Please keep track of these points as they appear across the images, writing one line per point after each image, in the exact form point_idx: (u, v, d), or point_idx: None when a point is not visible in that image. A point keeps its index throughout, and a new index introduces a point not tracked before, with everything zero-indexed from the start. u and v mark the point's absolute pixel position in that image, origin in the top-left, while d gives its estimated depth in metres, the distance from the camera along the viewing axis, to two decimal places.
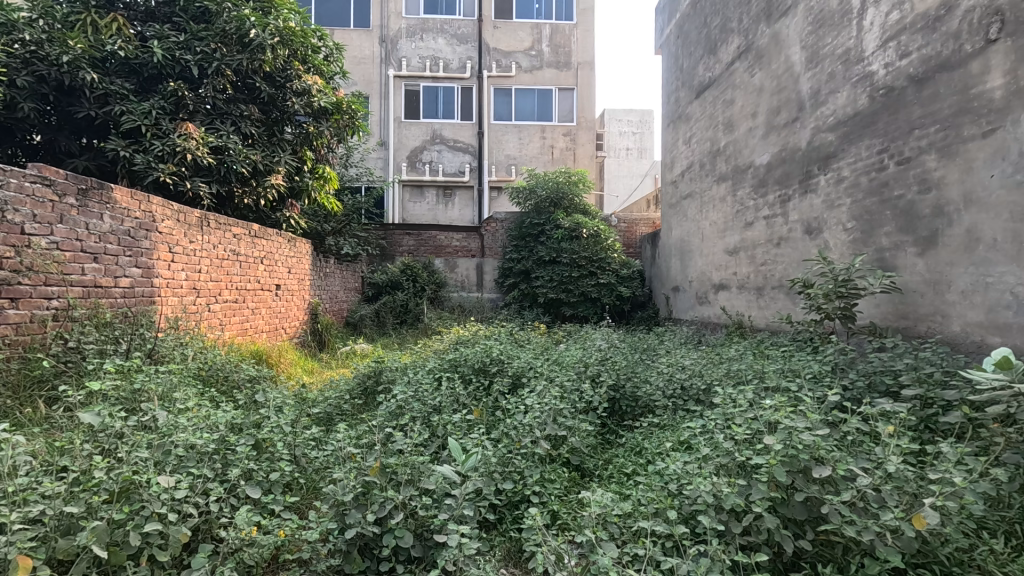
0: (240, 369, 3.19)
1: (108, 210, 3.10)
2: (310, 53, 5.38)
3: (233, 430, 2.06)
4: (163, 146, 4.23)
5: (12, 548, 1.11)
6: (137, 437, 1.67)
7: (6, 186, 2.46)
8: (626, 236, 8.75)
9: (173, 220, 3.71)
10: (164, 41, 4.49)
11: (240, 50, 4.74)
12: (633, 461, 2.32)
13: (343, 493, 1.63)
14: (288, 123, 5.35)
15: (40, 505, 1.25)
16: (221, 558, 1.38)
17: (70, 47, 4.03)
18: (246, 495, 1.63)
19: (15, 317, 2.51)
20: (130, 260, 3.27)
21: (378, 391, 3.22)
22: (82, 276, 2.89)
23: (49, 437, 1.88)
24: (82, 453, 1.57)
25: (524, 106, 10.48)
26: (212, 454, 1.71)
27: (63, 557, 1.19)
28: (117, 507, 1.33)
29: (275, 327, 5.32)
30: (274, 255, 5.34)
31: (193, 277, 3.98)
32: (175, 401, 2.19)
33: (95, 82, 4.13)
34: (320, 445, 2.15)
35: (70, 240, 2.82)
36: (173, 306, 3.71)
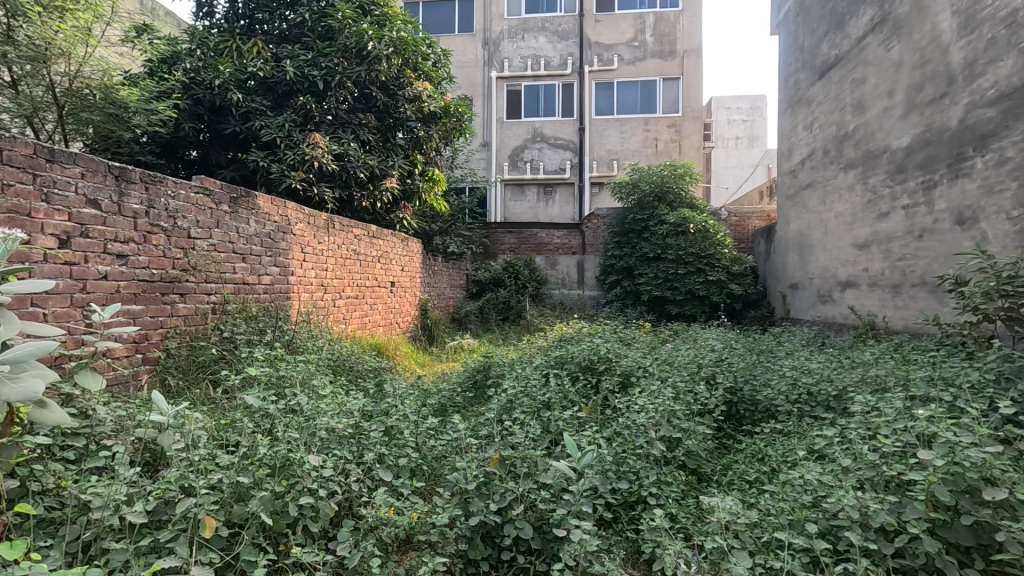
0: (363, 360, 3.43)
1: (254, 215, 3.49)
2: (421, 61, 5.64)
3: (365, 416, 2.23)
4: (295, 155, 4.65)
5: (200, 509, 1.27)
6: (289, 419, 1.85)
7: (177, 196, 2.84)
8: (737, 231, 8.27)
9: (305, 223, 4.08)
10: (296, 60, 4.94)
11: (359, 62, 5.07)
12: (756, 469, 2.19)
13: (466, 481, 1.71)
14: (400, 128, 5.66)
15: (219, 474, 1.40)
16: (362, 533, 1.49)
17: (220, 72, 4.57)
18: (380, 477, 1.74)
19: (184, 309, 2.87)
20: (271, 260, 3.65)
21: (487, 385, 3.32)
22: (233, 274, 3.27)
23: (215, 413, 2.16)
24: (246, 430, 1.77)
25: (626, 98, 10.25)
26: (350, 438, 1.85)
27: (237, 520, 1.34)
28: (278, 481, 1.47)
29: (389, 322, 5.67)
30: (389, 253, 5.69)
31: (321, 275, 4.35)
32: (314, 386, 2.41)
33: (239, 101, 4.64)
34: (439, 434, 2.26)
35: (225, 243, 3.21)
36: (305, 302, 4.09)
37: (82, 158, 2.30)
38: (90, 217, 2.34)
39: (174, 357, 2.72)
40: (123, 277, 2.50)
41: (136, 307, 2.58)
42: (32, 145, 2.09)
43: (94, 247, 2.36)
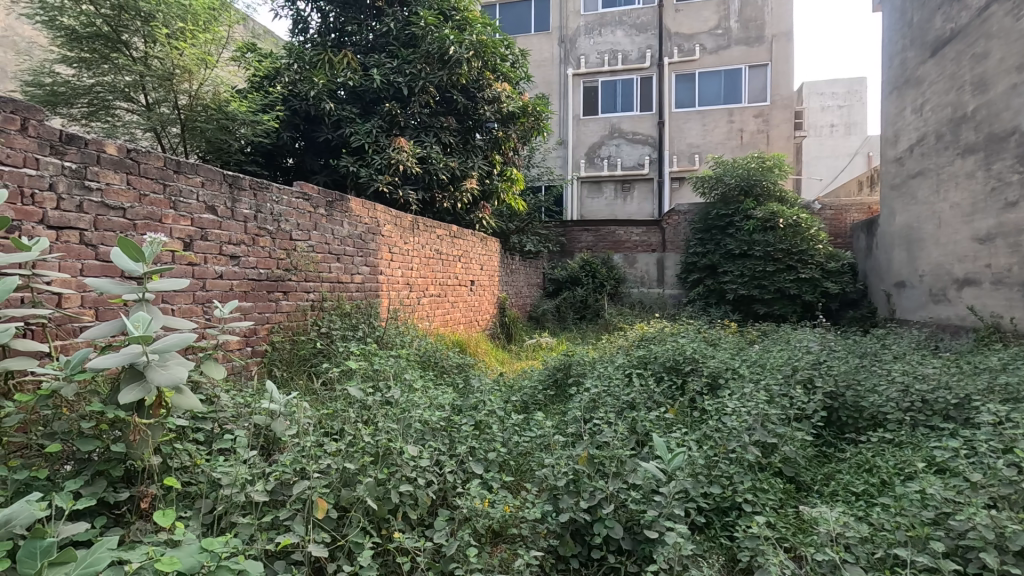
0: (448, 356, 3.53)
1: (347, 218, 3.69)
2: (499, 62, 5.71)
3: (453, 410, 2.30)
4: (382, 159, 4.86)
5: (313, 491, 1.36)
6: (385, 411, 1.95)
7: (281, 201, 3.06)
8: (834, 225, 7.70)
9: (392, 224, 4.26)
10: (382, 68, 5.16)
11: (441, 67, 5.22)
12: (863, 480, 2.04)
13: (555, 478, 1.72)
14: (480, 130, 5.77)
15: (327, 461, 1.50)
16: (458, 523, 1.54)
17: (314, 84, 4.87)
18: (471, 470, 1.79)
19: (287, 306, 3.09)
20: (362, 260, 3.84)
21: (568, 384, 3.30)
22: (329, 273, 3.48)
23: (317, 403, 2.31)
24: (349, 420, 1.88)
25: (709, 89, 9.85)
26: (441, 431, 1.92)
27: (345, 503, 1.43)
28: (379, 469, 1.56)
29: (470, 319, 5.80)
30: (470, 253, 5.81)
31: (407, 274, 4.52)
32: (405, 380, 2.52)
33: (331, 110, 4.92)
34: (524, 430, 2.28)
35: (322, 244, 3.42)
36: (392, 299, 4.27)
37: (202, 169, 2.54)
38: (209, 222, 2.57)
39: (278, 351, 2.94)
40: (236, 276, 2.73)
41: (247, 304, 2.81)
42: (162, 158, 2.33)
43: (211, 249, 2.59)
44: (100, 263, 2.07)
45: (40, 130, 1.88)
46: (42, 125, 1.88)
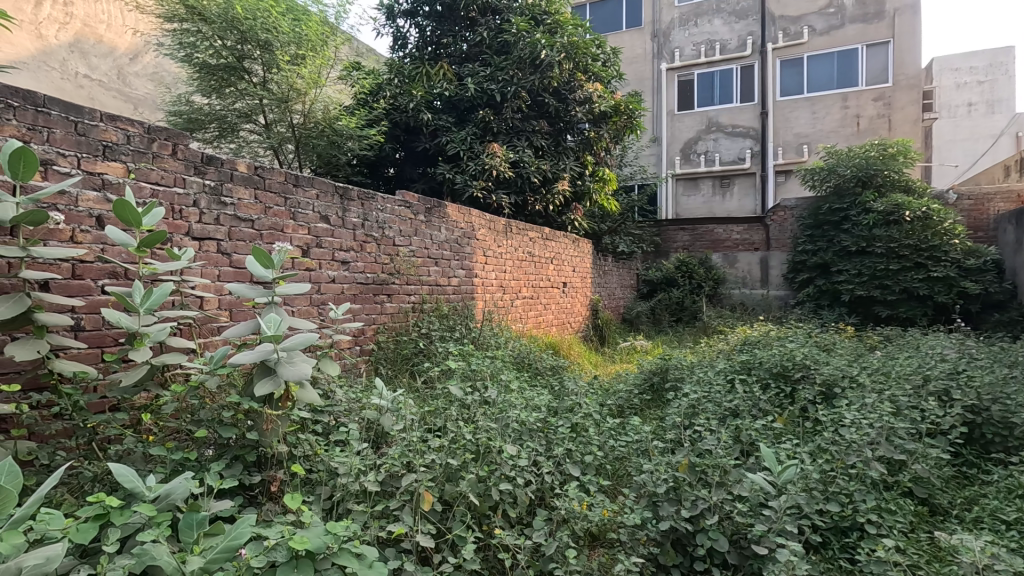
0: (542, 358, 3.56)
1: (445, 223, 3.85)
2: (591, 62, 5.65)
3: (550, 412, 2.32)
4: (476, 165, 4.99)
5: (420, 484, 1.44)
6: (484, 411, 2.01)
7: (385, 209, 3.26)
8: (972, 216, 6.82)
9: (486, 228, 4.37)
10: (476, 77, 5.32)
11: (533, 71, 5.27)
12: (1014, 507, 1.79)
13: (655, 484, 1.68)
14: (571, 132, 5.75)
15: (432, 456, 1.58)
16: (556, 524, 1.55)
17: (413, 96, 5.11)
18: (569, 472, 1.80)
19: (391, 308, 3.27)
20: (458, 263, 3.98)
21: (665, 388, 3.20)
22: (429, 276, 3.65)
23: (420, 400, 2.43)
24: (450, 417, 1.96)
25: (819, 74, 9.12)
26: (538, 431, 1.95)
27: (449, 497, 1.50)
28: (480, 466, 1.61)
29: (562, 321, 5.82)
30: (562, 255, 5.82)
31: (501, 276, 4.62)
32: (502, 380, 2.58)
33: (429, 120, 5.14)
34: (621, 434, 2.25)
35: (421, 249, 3.59)
36: (487, 301, 4.38)
37: (317, 182, 2.76)
38: (322, 230, 2.79)
39: (383, 350, 3.12)
40: (347, 280, 2.95)
41: (356, 306, 3.01)
42: (283, 173, 2.57)
43: (325, 255, 2.81)
44: (233, 269, 2.31)
45: (185, 153, 2.14)
46: (187, 148, 2.14)
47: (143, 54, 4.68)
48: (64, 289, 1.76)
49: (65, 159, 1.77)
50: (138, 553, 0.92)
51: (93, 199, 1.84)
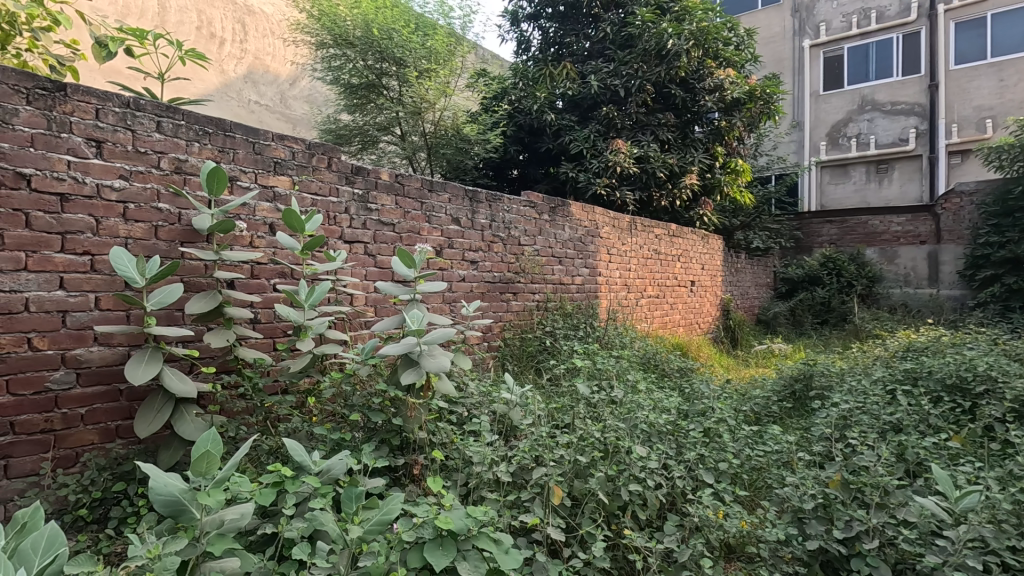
0: (669, 359, 3.44)
1: (569, 222, 3.85)
2: (722, 47, 5.32)
3: (680, 415, 2.23)
4: (599, 163, 4.94)
5: (550, 479, 1.47)
6: (612, 411, 1.99)
7: (511, 210, 3.35)
8: None
9: (611, 226, 4.31)
10: (600, 73, 5.26)
11: (659, 63, 5.09)
12: None
13: (801, 499, 1.55)
14: (700, 122, 5.46)
15: (561, 452, 1.60)
16: (688, 531, 1.50)
17: (537, 99, 5.18)
18: (702, 479, 1.72)
19: (517, 306, 3.37)
20: (582, 262, 3.98)
21: (809, 396, 2.92)
22: (553, 275, 3.69)
23: (547, 395, 2.47)
24: (578, 415, 1.97)
25: (1007, 33, 7.73)
26: (668, 435, 1.90)
27: (578, 494, 1.51)
28: (609, 465, 1.60)
29: (690, 322, 5.57)
30: (690, 252, 5.56)
31: (625, 275, 4.53)
32: (628, 381, 2.53)
33: (552, 121, 5.18)
34: (759, 442, 2.10)
35: (546, 248, 3.63)
36: (611, 301, 4.33)
37: (449, 186, 2.92)
38: (454, 232, 2.95)
39: (510, 347, 3.21)
40: (476, 278, 3.08)
41: (485, 303, 3.14)
42: (420, 180, 2.75)
43: (456, 255, 2.97)
44: (378, 269, 2.53)
45: (339, 165, 2.38)
46: (340, 161, 2.37)
47: (300, 80, 5.27)
48: (246, 287, 2.05)
49: (245, 175, 2.06)
50: (309, 518, 1.06)
51: (267, 209, 2.12)
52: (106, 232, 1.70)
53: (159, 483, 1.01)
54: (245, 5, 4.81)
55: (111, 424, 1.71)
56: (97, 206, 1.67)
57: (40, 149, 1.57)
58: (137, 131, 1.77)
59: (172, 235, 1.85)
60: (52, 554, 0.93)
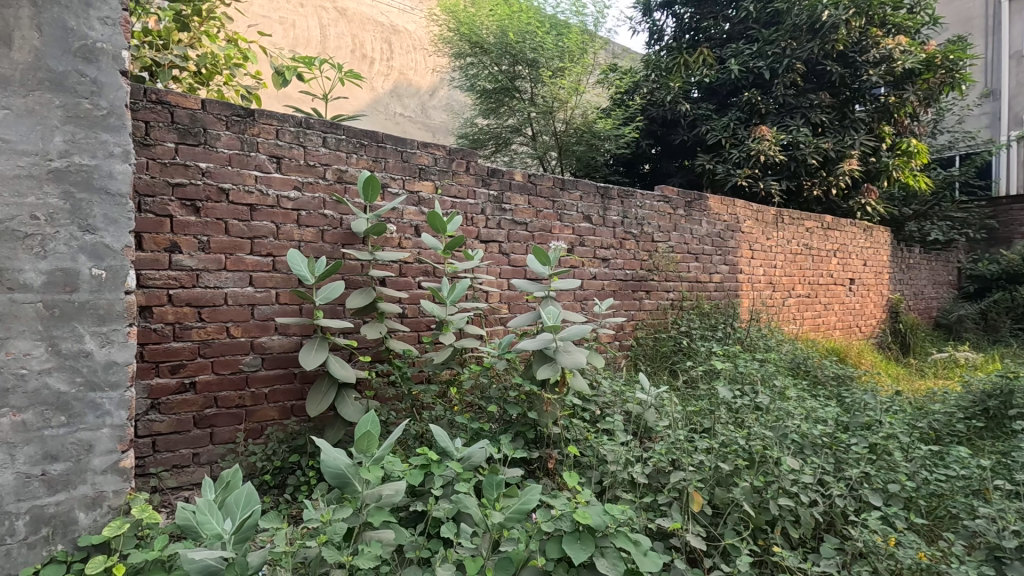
0: (823, 366, 3.10)
1: (706, 217, 3.63)
2: (891, 12, 4.66)
3: (837, 427, 2.01)
4: (740, 152, 4.61)
5: (689, 484, 1.42)
6: (757, 418, 1.85)
7: (644, 206, 3.25)
8: None
9: (754, 220, 3.99)
10: (740, 56, 4.89)
11: (811, 38, 4.61)
12: None
13: (998, 535, 1.32)
14: (861, 100, 4.85)
15: (701, 457, 1.53)
16: (851, 557, 1.35)
17: (670, 89, 4.97)
18: (867, 500, 1.53)
19: (650, 304, 3.27)
20: (721, 258, 3.74)
21: (1008, 415, 2.46)
22: (689, 272, 3.52)
23: (683, 397, 2.36)
24: (718, 420, 1.87)
25: None
26: (825, 447, 1.72)
27: (720, 503, 1.44)
28: (755, 476, 1.50)
29: (848, 325, 4.99)
30: (849, 246, 4.96)
31: (770, 272, 4.18)
32: (776, 387, 2.33)
33: (687, 111, 4.92)
34: (940, 464, 1.82)
35: (681, 245, 3.47)
36: (753, 300, 4.02)
37: (581, 184, 2.92)
38: (585, 230, 2.95)
39: (642, 347, 3.13)
40: (607, 276, 3.05)
41: (616, 301, 3.10)
42: (552, 179, 2.79)
43: (587, 253, 2.96)
44: (512, 267, 2.61)
45: (476, 168, 2.49)
46: (477, 164, 2.49)
47: (439, 89, 5.59)
48: (395, 285, 2.24)
49: (395, 182, 2.25)
50: (455, 500, 1.13)
51: (413, 212, 2.29)
52: (284, 236, 1.96)
53: (328, 456, 1.14)
54: (391, 26, 5.23)
55: (288, 403, 1.97)
56: (277, 214, 1.94)
57: (236, 167, 1.85)
58: (307, 147, 2.01)
59: (335, 238, 2.08)
60: (249, 510, 1.09)
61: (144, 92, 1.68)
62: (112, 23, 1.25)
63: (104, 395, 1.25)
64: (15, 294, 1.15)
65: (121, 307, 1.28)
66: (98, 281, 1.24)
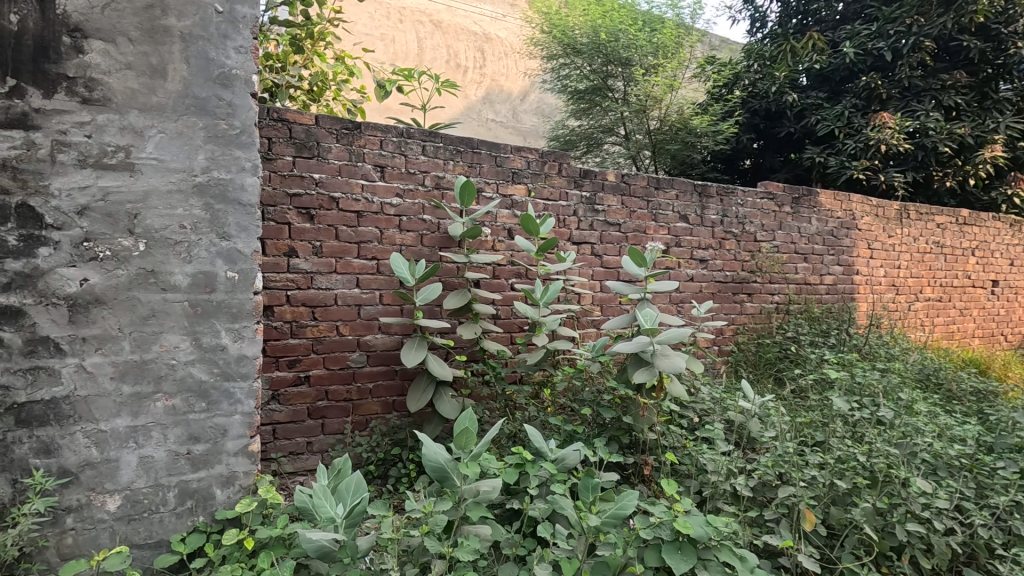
0: (959, 378, 2.76)
1: (817, 214, 3.36)
2: None
3: (979, 448, 1.78)
4: (856, 143, 4.22)
5: (800, 500, 1.32)
6: (880, 433, 1.69)
7: (746, 204, 3.07)
8: None
9: (873, 216, 3.63)
10: (856, 38, 4.48)
11: (943, 11, 4.08)
12: None
13: None
14: (1008, 77, 4.25)
15: (814, 473, 1.42)
16: None
17: (775, 79, 4.65)
18: (1018, 532, 1.35)
19: (752, 308, 3.09)
20: (834, 258, 3.45)
21: None
22: (796, 274, 3.27)
23: (791, 407, 2.21)
24: (833, 433, 1.72)
25: None
26: (963, 470, 1.54)
27: (836, 523, 1.33)
28: (878, 496, 1.37)
29: (989, 333, 4.41)
30: (992, 243, 4.37)
31: (893, 273, 3.79)
32: (901, 400, 2.11)
33: (795, 101, 4.59)
34: None
35: (787, 244, 3.23)
36: (872, 304, 3.67)
37: (677, 183, 2.82)
38: (682, 230, 2.84)
39: (744, 352, 2.97)
40: (705, 278, 2.92)
41: (715, 304, 2.96)
42: (646, 178, 2.71)
43: (684, 254, 2.86)
44: (605, 269, 2.58)
45: (568, 169, 2.49)
46: (569, 166, 2.48)
47: (530, 94, 5.63)
48: (489, 286, 2.29)
49: (489, 186, 2.31)
50: (550, 501, 1.14)
51: (506, 215, 2.33)
52: (387, 240, 2.07)
53: (430, 451, 1.18)
54: (484, 34, 5.37)
55: (390, 398, 2.08)
56: (381, 220, 2.06)
57: (345, 177, 1.99)
58: (408, 156, 2.12)
59: (433, 242, 2.17)
60: (359, 496, 1.17)
61: (268, 111, 1.85)
62: (245, 51, 1.39)
63: (236, 384, 1.40)
64: (167, 294, 1.31)
65: (250, 306, 1.42)
66: (232, 282, 1.39)
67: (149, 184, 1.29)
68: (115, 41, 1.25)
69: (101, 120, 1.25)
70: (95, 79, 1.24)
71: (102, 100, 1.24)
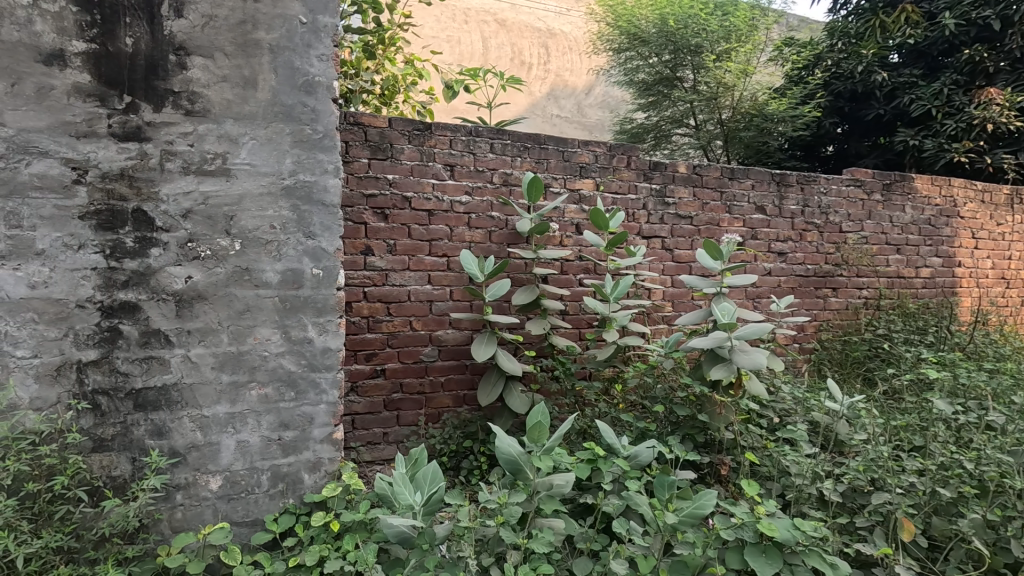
0: None
1: (911, 201, 3.10)
2: None
3: None
4: (957, 123, 3.85)
5: (897, 508, 1.24)
6: (989, 438, 1.54)
7: (830, 192, 2.88)
8: None
9: (978, 202, 3.31)
10: (957, 7, 4.08)
11: None
12: None
13: None
14: None
15: (912, 479, 1.32)
16: None
17: (862, 57, 4.32)
18: None
19: (836, 303, 2.91)
20: (931, 249, 3.17)
21: None
22: (888, 267, 3.03)
23: (883, 408, 2.06)
24: (934, 437, 1.59)
25: None
26: None
27: (938, 535, 1.24)
28: (989, 508, 1.26)
29: None
30: None
31: (1002, 265, 3.44)
32: (1014, 403, 1.91)
33: (885, 80, 4.24)
34: None
35: (877, 235, 3.00)
36: (978, 299, 3.35)
37: (753, 172, 2.69)
38: (758, 221, 2.71)
39: (828, 351, 2.80)
40: (784, 272, 2.77)
41: (795, 300, 2.81)
42: (719, 168, 2.60)
43: (761, 247, 2.73)
44: (676, 264, 2.51)
45: (637, 162, 2.43)
46: (638, 158, 2.43)
47: (595, 87, 5.54)
48: (557, 282, 2.29)
49: (557, 182, 2.30)
50: (625, 497, 1.12)
51: (574, 211, 2.32)
52: (457, 238, 2.12)
53: (503, 444, 1.20)
54: (548, 30, 5.35)
55: (461, 392, 2.13)
56: (451, 218, 2.10)
57: (416, 177, 2.05)
58: (477, 154, 2.15)
59: (501, 238, 2.19)
60: (436, 486, 1.20)
61: (345, 116, 1.93)
62: (326, 59, 1.46)
63: (321, 375, 1.48)
64: (260, 291, 1.41)
65: (333, 301, 1.49)
66: (317, 279, 1.47)
67: (243, 188, 1.39)
68: (213, 56, 1.35)
69: (201, 130, 1.35)
70: (196, 93, 1.34)
71: (203, 111, 1.35)
